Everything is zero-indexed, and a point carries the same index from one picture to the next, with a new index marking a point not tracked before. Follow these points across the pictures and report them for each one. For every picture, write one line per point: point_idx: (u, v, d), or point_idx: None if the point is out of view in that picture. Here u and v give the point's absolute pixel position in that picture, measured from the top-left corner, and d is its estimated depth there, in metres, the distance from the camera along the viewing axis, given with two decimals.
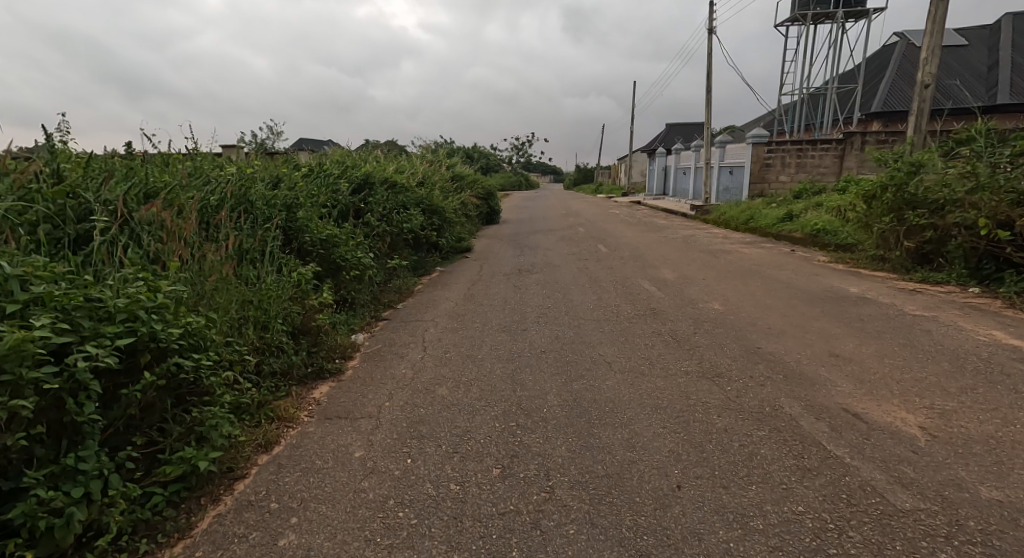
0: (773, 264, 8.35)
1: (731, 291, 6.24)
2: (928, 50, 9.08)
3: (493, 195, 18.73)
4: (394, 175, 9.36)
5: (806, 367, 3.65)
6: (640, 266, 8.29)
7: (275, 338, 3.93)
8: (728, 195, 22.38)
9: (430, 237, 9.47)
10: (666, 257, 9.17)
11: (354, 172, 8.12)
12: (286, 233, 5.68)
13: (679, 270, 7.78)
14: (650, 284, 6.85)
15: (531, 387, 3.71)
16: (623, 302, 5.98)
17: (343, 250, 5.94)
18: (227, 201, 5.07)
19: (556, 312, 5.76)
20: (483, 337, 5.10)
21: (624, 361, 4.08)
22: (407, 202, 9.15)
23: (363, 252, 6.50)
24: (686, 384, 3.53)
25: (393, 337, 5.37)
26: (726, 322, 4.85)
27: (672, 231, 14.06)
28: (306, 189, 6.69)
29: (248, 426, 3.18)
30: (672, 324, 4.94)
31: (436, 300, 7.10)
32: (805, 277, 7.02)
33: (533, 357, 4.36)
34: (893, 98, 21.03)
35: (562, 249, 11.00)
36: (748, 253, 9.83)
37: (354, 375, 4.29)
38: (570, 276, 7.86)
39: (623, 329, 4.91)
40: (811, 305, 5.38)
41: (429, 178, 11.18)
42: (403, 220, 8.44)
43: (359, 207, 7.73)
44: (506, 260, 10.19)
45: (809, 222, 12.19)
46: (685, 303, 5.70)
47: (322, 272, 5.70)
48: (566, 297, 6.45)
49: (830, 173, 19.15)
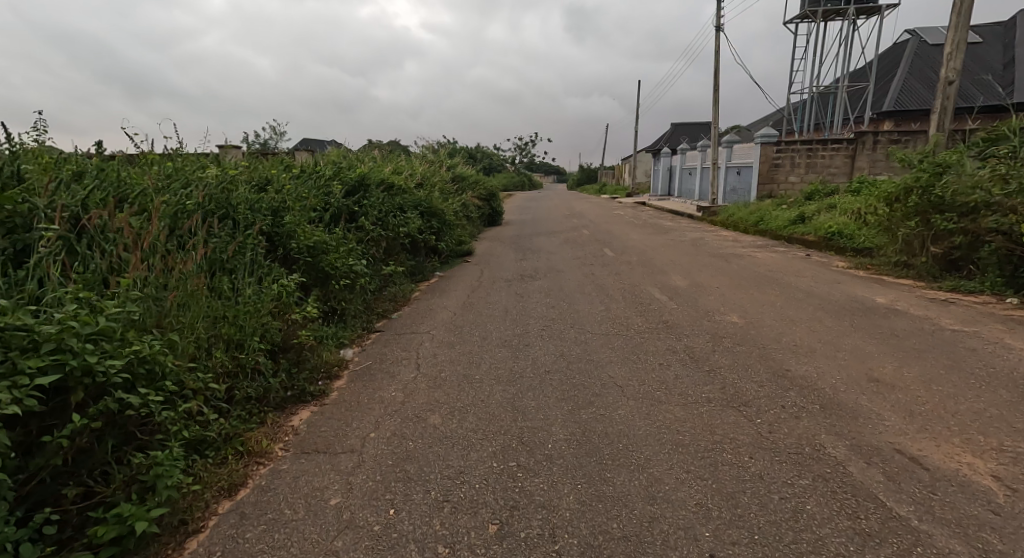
0: (789, 270, 7.93)
1: (748, 300, 5.85)
2: (952, 44, 8.65)
3: (495, 196, 18.36)
4: (392, 176, 8.97)
5: (843, 395, 3.25)
6: (649, 272, 7.90)
7: (250, 359, 3.54)
8: (735, 196, 21.92)
9: (429, 241, 9.07)
10: (675, 262, 8.76)
11: (348, 173, 7.73)
12: (271, 239, 5.30)
13: (691, 276, 7.38)
14: (661, 293, 6.45)
15: (534, 417, 3.31)
16: (633, 313, 5.58)
17: (333, 258, 5.55)
18: (204, 205, 4.68)
19: (562, 324, 5.37)
20: (482, 354, 4.70)
21: (637, 384, 3.68)
22: (405, 205, 8.76)
23: (355, 259, 6.12)
24: (708, 415, 3.14)
25: (385, 353, 4.98)
26: (747, 339, 4.45)
27: (679, 234, 13.64)
28: (295, 192, 6.30)
29: (211, 465, 2.78)
30: (688, 340, 4.55)
31: (433, 309, 6.71)
32: (826, 285, 6.62)
33: (536, 379, 3.97)
34: (905, 97, 20.56)
35: (567, 253, 10.59)
36: (761, 257, 9.43)
37: (339, 398, 3.90)
38: (575, 283, 7.46)
39: (634, 346, 4.52)
40: (838, 319, 4.96)
41: (428, 179, 10.80)
42: (399, 223, 8.05)
43: (354, 211, 7.34)
44: (508, 265, 9.79)
45: (823, 225, 11.76)
46: (700, 315, 5.31)
47: (310, 281, 5.30)
48: (571, 307, 6.06)
49: (840, 174, 18.70)
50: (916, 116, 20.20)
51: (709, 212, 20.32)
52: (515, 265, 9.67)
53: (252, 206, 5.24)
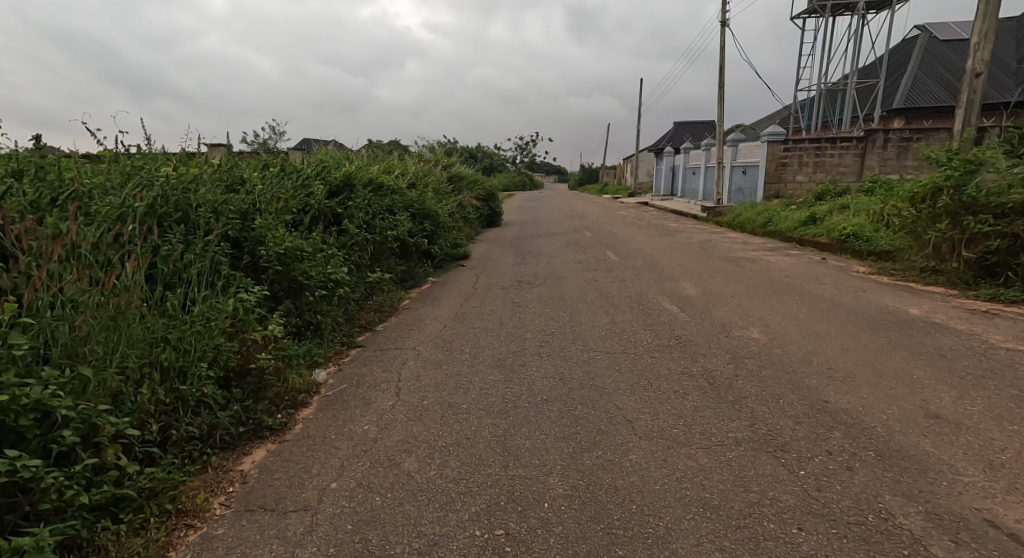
0: (807, 276, 7.39)
1: (767, 312, 5.32)
2: (980, 33, 8.09)
3: (495, 196, 17.86)
4: (381, 176, 8.44)
5: (900, 436, 2.70)
6: (656, 278, 7.36)
7: (194, 390, 3.00)
8: (741, 196, 21.41)
9: (421, 244, 8.55)
10: (683, 266, 8.22)
11: (332, 172, 7.20)
12: (236, 246, 4.77)
13: (702, 283, 6.85)
14: (670, 302, 5.92)
15: (528, 462, 2.77)
16: (640, 327, 5.05)
17: (309, 266, 5.00)
18: (158, 206, 4.14)
19: (562, 340, 4.84)
20: (472, 375, 4.17)
21: (649, 419, 3.14)
22: (396, 206, 8.24)
23: (336, 266, 5.58)
24: (738, 462, 2.59)
25: (363, 373, 4.45)
26: (773, 359, 3.91)
27: (685, 235, 13.11)
28: (270, 193, 5.77)
29: (124, 531, 2.25)
30: (706, 360, 4.01)
31: (422, 320, 6.18)
32: (850, 294, 6.08)
33: (533, 409, 3.44)
34: (916, 94, 19.99)
35: (568, 256, 10.06)
36: (774, 261, 8.89)
37: (302, 433, 3.35)
38: (576, 291, 6.92)
39: (644, 368, 3.98)
40: (873, 335, 4.42)
41: (422, 178, 10.28)
42: (388, 225, 7.52)
43: (338, 213, 6.83)
44: (506, 269, 9.26)
45: (837, 226, 11.20)
46: (716, 329, 4.77)
47: (281, 293, 4.77)
48: (572, 319, 5.53)
49: (850, 173, 18.15)
50: (927, 113, 19.63)
51: (714, 213, 19.81)
52: (513, 269, 9.15)
53: (217, 208, 4.69)
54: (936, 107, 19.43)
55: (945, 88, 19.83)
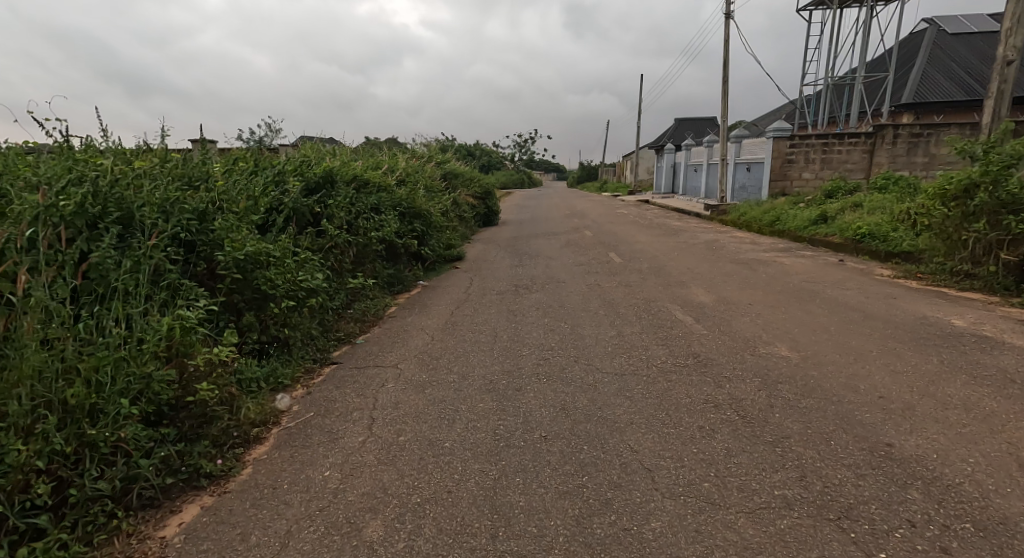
0: (828, 280, 6.83)
1: (793, 323, 4.74)
2: (1012, 18, 7.51)
3: (492, 193, 17.29)
4: (368, 173, 7.87)
5: (998, 498, 2.12)
6: (664, 283, 6.78)
7: (106, 435, 2.41)
8: (744, 194, 20.87)
9: (410, 246, 7.97)
10: (692, 269, 7.65)
11: (309, 168, 6.62)
12: (190, 251, 4.18)
13: (714, 289, 6.28)
14: (683, 311, 5.34)
15: (522, 530, 2.19)
16: (651, 341, 4.47)
17: (275, 273, 4.40)
18: (91, 207, 3.56)
19: (563, 358, 4.26)
20: (459, 402, 3.60)
21: (672, 468, 2.55)
22: (382, 205, 7.63)
23: (308, 272, 4.98)
24: (794, 536, 2.00)
25: (334, 398, 3.86)
26: (811, 385, 3.33)
27: (690, 235, 12.53)
28: (236, 190, 5.18)
29: None
30: (732, 386, 3.43)
31: (408, 331, 5.61)
32: (880, 301, 5.52)
33: (529, 450, 2.85)
34: (925, 89, 19.41)
35: (568, 258, 9.49)
36: (788, 264, 8.32)
37: (248, 481, 2.76)
38: (578, 297, 6.35)
39: (659, 395, 3.39)
40: (921, 353, 3.85)
41: (413, 175, 9.68)
42: (372, 226, 6.94)
43: (316, 212, 6.26)
44: (502, 272, 8.69)
45: (851, 226, 10.63)
46: (738, 345, 4.19)
47: (242, 305, 4.17)
48: (574, 332, 4.96)
49: (858, 170, 17.59)
50: (937, 108, 19.08)
51: (718, 211, 19.26)
52: (509, 272, 8.58)
53: (167, 207, 4.10)
54: (946, 102, 18.88)
55: (956, 82, 19.27)
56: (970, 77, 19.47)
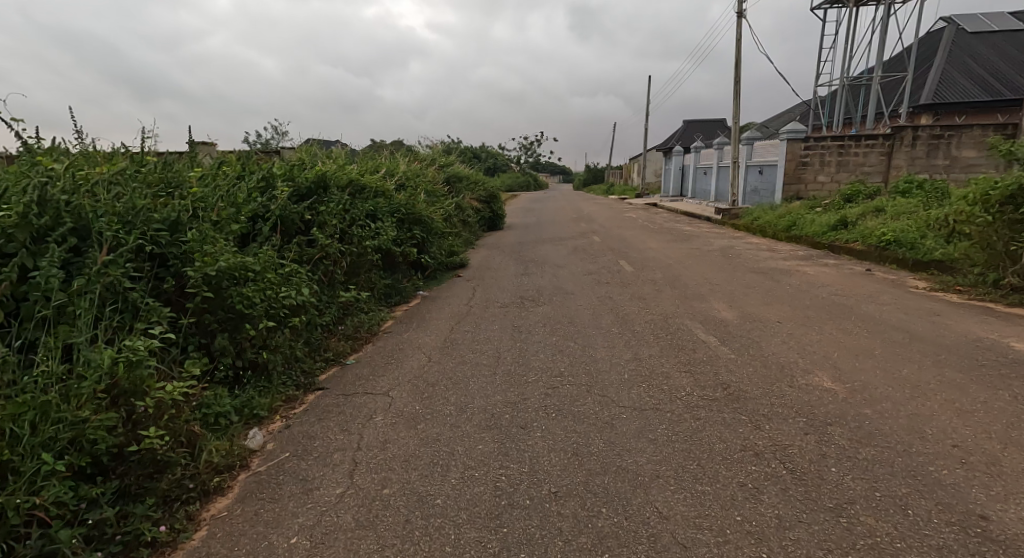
0: (858, 293, 6.33)
1: (831, 346, 4.25)
2: None
3: (497, 197, 16.86)
4: (365, 177, 7.44)
5: None
6: (681, 296, 6.30)
7: (18, 502, 1.97)
8: (757, 197, 20.34)
9: (410, 254, 7.53)
10: (710, 280, 7.17)
11: (300, 173, 6.20)
12: (158, 266, 3.74)
13: (736, 303, 5.80)
14: (705, 330, 4.87)
15: None
16: (672, 367, 4.00)
17: (255, 290, 3.95)
18: (36, 217, 3.14)
19: (574, 388, 3.79)
20: (456, 443, 3.13)
21: (712, 544, 2.07)
22: (379, 211, 7.21)
23: (294, 286, 4.53)
24: None
25: (315, 435, 3.41)
26: (866, 429, 2.84)
27: (704, 241, 12.03)
28: (216, 197, 4.75)
29: None
30: (772, 427, 2.95)
31: (405, 351, 5.16)
32: (922, 319, 5.01)
33: (536, 513, 2.37)
34: (944, 89, 18.82)
35: (577, 266, 9.02)
36: (812, 274, 7.81)
37: (198, 551, 2.30)
38: (588, 311, 5.89)
39: (688, 437, 2.92)
40: (987, 386, 3.34)
41: (413, 179, 9.26)
42: (368, 234, 6.51)
43: (307, 220, 5.83)
44: (507, 281, 8.24)
45: (875, 233, 10.10)
46: (772, 373, 3.71)
47: (215, 328, 3.72)
48: (585, 353, 4.50)
49: (875, 173, 17.04)
50: (958, 109, 18.49)
51: (729, 215, 18.74)
52: (515, 281, 8.13)
53: (132, 217, 3.67)
54: (966, 103, 18.30)
55: (976, 83, 18.69)
56: (992, 76, 18.87)
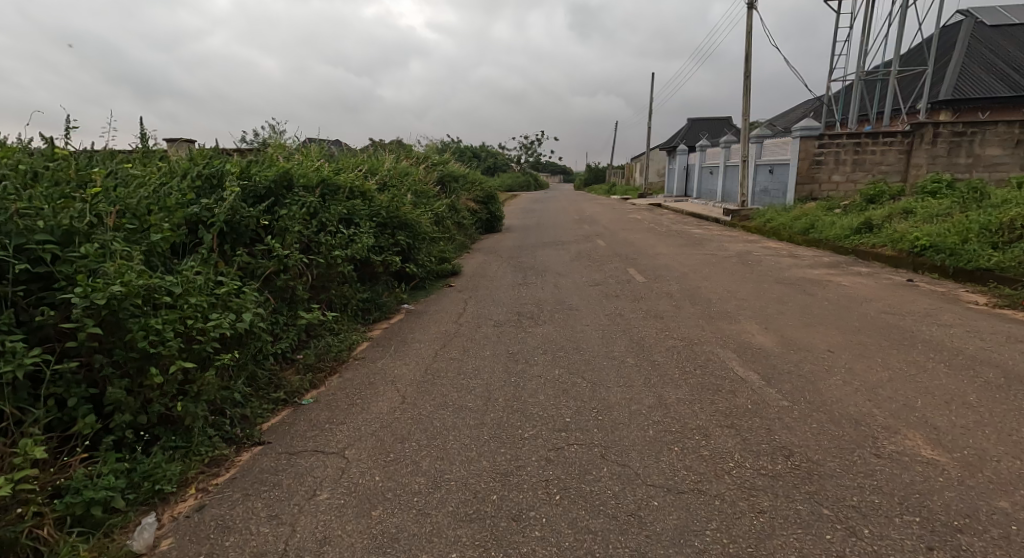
0: (910, 310, 5.43)
1: (909, 388, 3.34)
2: None
3: (495, 197, 15.96)
4: (341, 176, 6.57)
5: None
6: (704, 316, 5.41)
7: None
8: (766, 198, 19.44)
9: (392, 264, 6.63)
10: (734, 295, 6.27)
11: (258, 170, 5.34)
12: (40, 289, 2.88)
13: (772, 325, 4.89)
14: (742, 363, 3.97)
15: None
16: (710, 421, 3.10)
17: (169, 321, 3.07)
18: None
19: (583, 452, 2.89)
20: (420, 546, 2.23)
21: None
22: (355, 215, 6.32)
23: (226, 312, 3.65)
24: None
25: (233, 524, 2.51)
26: (1017, 542, 1.93)
27: (717, 245, 11.14)
28: (140, 201, 3.88)
29: None
30: (874, 533, 2.03)
31: (376, 386, 4.26)
32: (1005, 347, 4.12)
33: None
34: (965, 84, 17.95)
35: (580, 275, 8.13)
36: (847, 285, 6.92)
37: None
38: (597, 335, 4.99)
39: (752, 551, 2.01)
40: None
41: (399, 179, 8.37)
42: (339, 242, 5.63)
43: (262, 226, 4.97)
44: (503, 292, 7.34)
45: (908, 237, 9.21)
46: (845, 432, 2.81)
47: (111, 372, 2.82)
48: (596, 396, 3.59)
49: (894, 172, 16.11)
50: (979, 105, 17.60)
51: (740, 217, 17.84)
52: (511, 292, 7.24)
53: (3, 228, 2.83)
54: (988, 99, 17.42)
55: (998, 78, 17.82)
56: (1014, 71, 17.98)
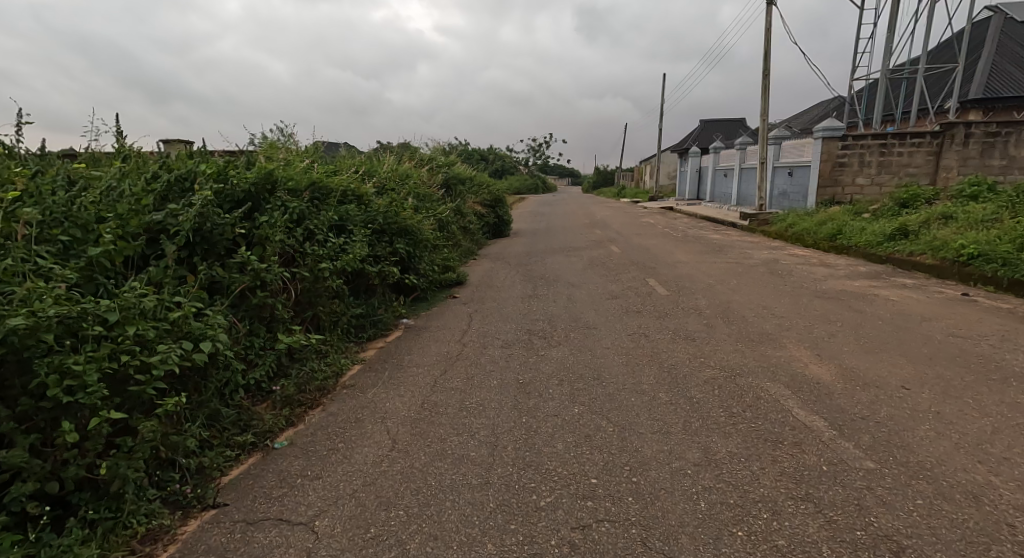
0: (979, 331, 4.74)
1: (1022, 443, 2.67)
2: None
3: (503, 201, 15.33)
4: (334, 179, 5.95)
5: None
6: (741, 338, 4.74)
7: None
8: (786, 202, 18.67)
9: (390, 275, 6.01)
10: (771, 312, 5.59)
11: (237, 171, 4.71)
12: None
13: (825, 352, 4.22)
14: (800, 404, 3.30)
15: None
16: (778, 491, 2.43)
17: (99, 356, 2.45)
18: None
19: (618, 535, 2.23)
20: None
21: None
22: (348, 221, 5.70)
23: (179, 342, 3.01)
24: None
25: None
26: None
27: (740, 252, 10.44)
28: (84, 206, 3.28)
29: None
30: None
31: (364, 424, 3.63)
32: None
33: None
34: (995, 83, 17.16)
35: (595, 285, 7.47)
36: (895, 299, 6.24)
37: None
38: (619, 362, 4.34)
39: None
40: None
41: (400, 182, 7.77)
42: (328, 252, 5.00)
43: (238, 235, 4.34)
44: (512, 305, 6.70)
45: (951, 244, 8.50)
46: (966, 514, 2.14)
47: (13, 428, 2.20)
48: (627, 448, 2.94)
49: (923, 174, 15.33)
50: (1011, 105, 16.80)
51: (758, 221, 17.10)
52: (521, 306, 6.60)
53: None
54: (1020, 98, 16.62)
55: None
56: None
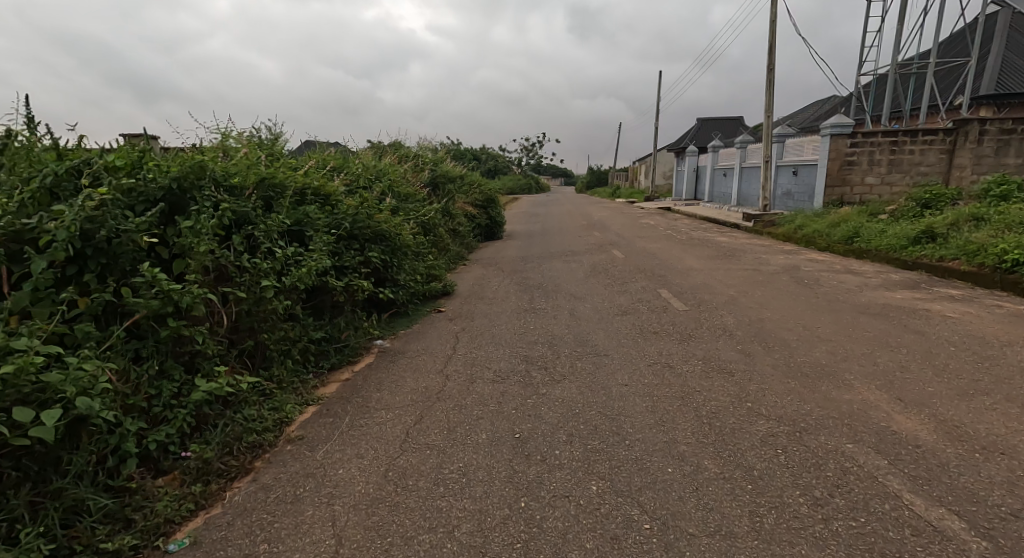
0: None
1: None
2: None
3: (496, 201, 14.34)
4: (291, 174, 4.94)
5: None
6: (791, 372, 3.80)
7: None
8: (791, 201, 17.80)
9: (359, 289, 5.01)
10: (813, 336, 4.66)
11: (159, 163, 3.71)
12: None
13: (904, 396, 3.29)
14: (907, 485, 2.36)
15: None
16: None
17: None
18: None
19: None
20: None
21: None
22: (307, 226, 4.71)
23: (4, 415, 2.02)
24: None
25: None
26: None
27: (754, 258, 9.51)
28: None
29: None
30: None
31: (303, 505, 2.64)
32: None
33: None
34: (1007, 78, 16.43)
35: (600, 298, 6.52)
36: (950, 316, 5.34)
37: None
38: (643, 407, 3.38)
39: None
40: None
41: (376, 181, 6.78)
42: (275, 264, 4.00)
43: (151, 245, 3.35)
44: (503, 323, 5.73)
45: (991, 248, 7.65)
46: None
47: None
48: None
49: (936, 173, 14.52)
50: None
51: (763, 223, 16.22)
52: (515, 323, 5.64)
53: None
54: None
55: None
56: None
